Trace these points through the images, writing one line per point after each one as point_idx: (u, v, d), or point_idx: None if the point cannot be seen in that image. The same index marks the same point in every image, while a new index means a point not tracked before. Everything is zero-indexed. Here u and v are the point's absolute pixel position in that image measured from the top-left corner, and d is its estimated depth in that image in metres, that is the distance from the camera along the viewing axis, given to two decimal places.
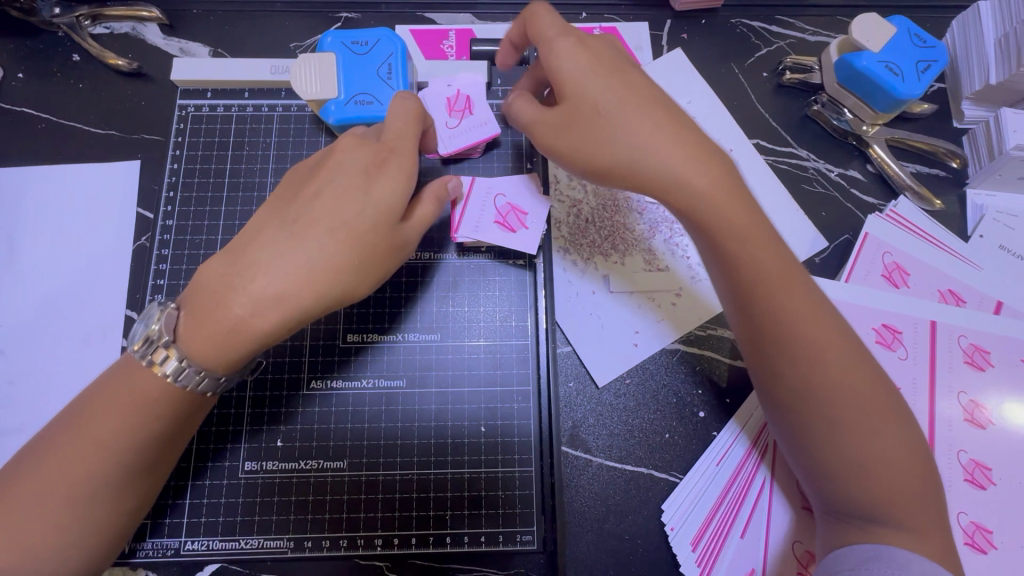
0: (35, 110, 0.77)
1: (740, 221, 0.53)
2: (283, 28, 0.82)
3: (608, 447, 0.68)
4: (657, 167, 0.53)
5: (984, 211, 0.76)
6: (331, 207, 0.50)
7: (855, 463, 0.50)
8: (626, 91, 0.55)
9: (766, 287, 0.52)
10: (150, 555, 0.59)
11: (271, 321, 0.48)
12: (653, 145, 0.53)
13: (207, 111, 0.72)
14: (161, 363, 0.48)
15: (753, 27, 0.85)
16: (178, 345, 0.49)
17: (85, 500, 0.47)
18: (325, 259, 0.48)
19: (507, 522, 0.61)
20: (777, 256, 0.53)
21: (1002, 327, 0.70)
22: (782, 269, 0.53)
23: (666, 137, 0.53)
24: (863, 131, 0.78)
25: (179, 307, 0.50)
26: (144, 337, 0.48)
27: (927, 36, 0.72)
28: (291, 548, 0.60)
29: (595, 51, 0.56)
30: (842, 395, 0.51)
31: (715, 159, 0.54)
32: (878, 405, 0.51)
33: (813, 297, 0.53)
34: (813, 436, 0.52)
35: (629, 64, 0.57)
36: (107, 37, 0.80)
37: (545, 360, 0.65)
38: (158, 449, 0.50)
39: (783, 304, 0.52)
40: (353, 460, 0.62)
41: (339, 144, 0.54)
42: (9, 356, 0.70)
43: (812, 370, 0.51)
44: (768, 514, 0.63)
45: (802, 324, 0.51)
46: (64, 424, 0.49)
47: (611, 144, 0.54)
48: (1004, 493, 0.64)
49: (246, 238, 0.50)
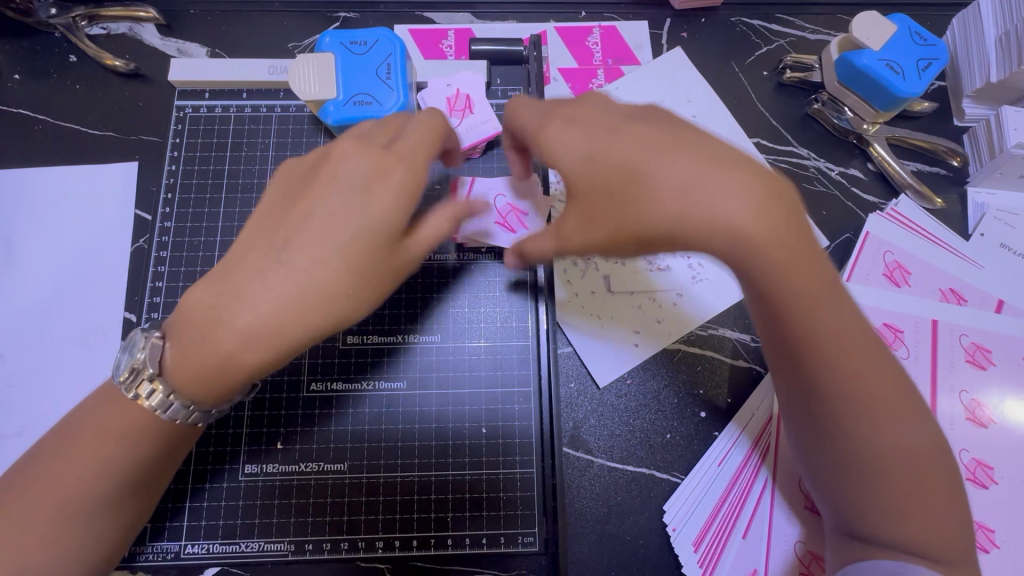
0: (31, 111, 0.77)
1: (797, 265, 0.43)
2: (281, 28, 0.81)
3: (609, 448, 0.67)
4: (703, 228, 0.42)
5: (985, 210, 0.76)
6: (331, 225, 0.46)
7: (897, 510, 0.47)
8: (641, 148, 0.44)
9: (818, 338, 0.44)
10: (150, 559, 0.59)
11: (262, 356, 0.44)
12: (696, 203, 0.42)
13: (205, 112, 0.72)
14: (146, 397, 0.46)
15: (753, 26, 0.84)
16: (164, 378, 0.46)
17: (80, 526, 0.46)
18: (316, 289, 0.45)
19: (508, 523, 0.61)
20: (834, 295, 0.45)
21: (1003, 325, 0.70)
22: (828, 294, 0.45)
23: (708, 189, 0.42)
24: (863, 129, 0.78)
25: (163, 336, 0.47)
26: (127, 371, 0.46)
27: (928, 35, 0.71)
28: (291, 551, 0.60)
29: (587, 120, 0.47)
30: (887, 444, 0.46)
31: (774, 190, 0.42)
32: (923, 448, 0.47)
33: (868, 341, 0.46)
34: (847, 470, 0.48)
35: (631, 115, 0.47)
36: (104, 38, 0.79)
37: (546, 361, 0.65)
38: (154, 467, 0.49)
39: (827, 335, 0.45)
40: (354, 462, 0.62)
41: (341, 149, 0.49)
42: (7, 360, 0.70)
43: (852, 415, 0.46)
44: (769, 514, 0.63)
45: (850, 365, 0.45)
46: (51, 451, 0.47)
47: (645, 218, 0.43)
48: (1007, 492, 0.64)
49: (232, 260, 0.46)
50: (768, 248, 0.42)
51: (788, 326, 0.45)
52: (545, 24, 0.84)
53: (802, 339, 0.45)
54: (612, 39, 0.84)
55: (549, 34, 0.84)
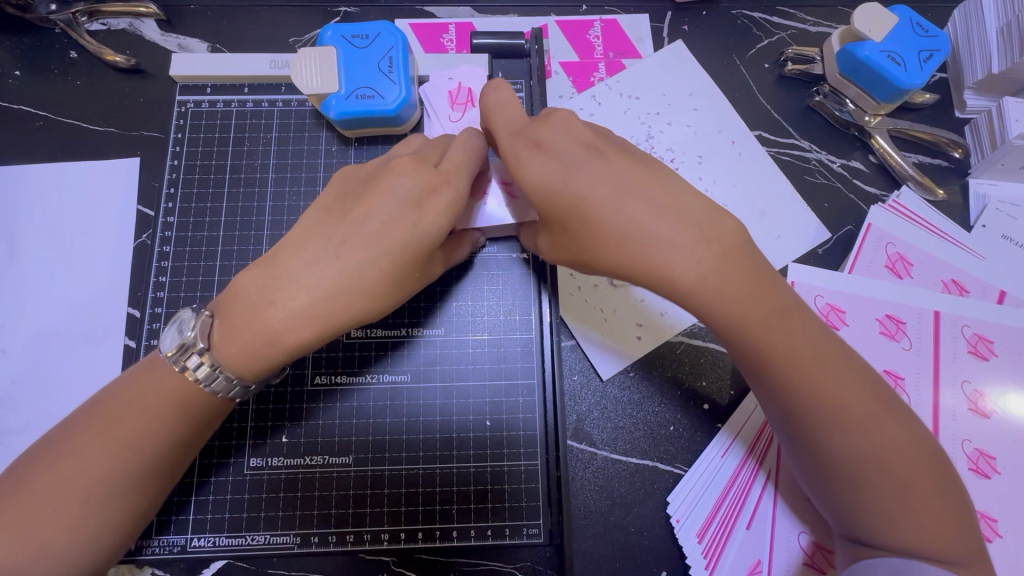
0: (33, 107, 0.77)
1: (749, 294, 0.48)
2: (282, 22, 0.81)
3: (612, 440, 0.68)
4: (655, 259, 0.48)
5: (987, 201, 0.76)
6: (374, 230, 0.48)
7: (888, 513, 0.48)
8: (598, 183, 0.49)
9: (770, 349, 0.49)
10: (157, 552, 0.59)
11: (308, 335, 0.47)
12: (649, 237, 0.48)
13: (207, 107, 0.72)
14: (193, 369, 0.49)
15: (754, 18, 0.84)
16: (212, 353, 0.48)
17: (96, 508, 0.47)
18: (363, 282, 0.47)
19: (513, 515, 0.61)
20: (786, 318, 0.49)
21: (1006, 316, 0.70)
22: (778, 309, 0.49)
23: (659, 223, 0.48)
24: (865, 121, 0.78)
25: (213, 315, 0.49)
26: (179, 343, 0.49)
27: (929, 26, 0.71)
28: (296, 544, 0.60)
29: (553, 148, 0.51)
30: (864, 450, 0.48)
31: (716, 225, 0.49)
32: (903, 448, 0.48)
33: (827, 356, 0.49)
34: (826, 470, 0.50)
35: (593, 145, 0.51)
36: (104, 33, 0.79)
37: (549, 355, 0.65)
38: (173, 456, 0.50)
39: (782, 345, 0.49)
40: (359, 455, 0.62)
41: (396, 164, 0.51)
42: (12, 356, 0.70)
43: (820, 417, 0.49)
44: (773, 505, 0.63)
45: (805, 370, 0.49)
46: (73, 430, 0.48)
47: (605, 249, 0.49)
48: (1009, 482, 0.64)
49: (286, 245, 0.48)
50: (715, 275, 0.48)
51: (750, 347, 0.50)
52: (545, 19, 0.84)
53: (764, 361, 0.49)
54: (613, 33, 0.84)
55: (550, 27, 0.84)
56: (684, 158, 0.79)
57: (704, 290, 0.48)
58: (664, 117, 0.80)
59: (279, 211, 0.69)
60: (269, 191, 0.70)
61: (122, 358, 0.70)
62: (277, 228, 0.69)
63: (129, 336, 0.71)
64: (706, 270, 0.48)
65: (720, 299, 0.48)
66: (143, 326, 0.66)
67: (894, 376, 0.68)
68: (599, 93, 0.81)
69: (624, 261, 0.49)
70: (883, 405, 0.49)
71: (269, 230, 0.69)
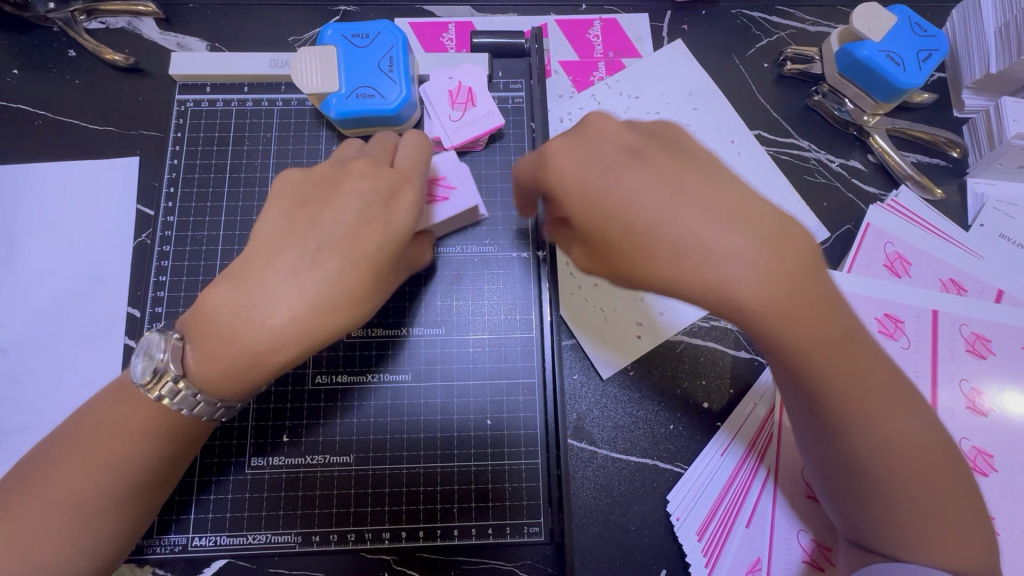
0: (31, 106, 0.76)
1: (815, 310, 0.45)
2: (281, 21, 0.81)
3: (612, 439, 0.68)
4: (712, 273, 0.44)
5: (985, 201, 0.77)
6: (362, 240, 0.48)
7: (921, 531, 0.48)
8: (647, 189, 0.46)
9: (819, 365, 0.46)
10: (158, 552, 0.59)
11: (291, 354, 0.47)
12: (702, 247, 0.44)
13: (207, 106, 0.72)
14: (170, 397, 0.48)
15: (753, 18, 0.84)
16: (189, 377, 0.47)
17: (89, 517, 0.47)
18: (343, 293, 0.47)
19: (514, 514, 0.61)
20: (845, 333, 0.47)
21: (1003, 315, 0.70)
22: (833, 321, 0.46)
23: (711, 232, 0.44)
24: (864, 121, 0.78)
25: (182, 338, 0.48)
26: (151, 370, 0.47)
27: (927, 26, 0.72)
28: (298, 543, 0.60)
29: (591, 154, 0.49)
30: (908, 470, 0.47)
31: (776, 236, 0.44)
32: (941, 468, 0.48)
33: (879, 374, 0.48)
34: (856, 483, 0.49)
35: (633, 149, 0.49)
36: (103, 32, 0.79)
37: (550, 354, 0.65)
38: (167, 462, 0.50)
39: (832, 360, 0.46)
40: (359, 454, 0.62)
41: (353, 167, 0.52)
42: (12, 355, 0.70)
43: (861, 433, 0.47)
44: (772, 501, 0.64)
45: (849, 386, 0.47)
46: (69, 440, 0.48)
47: (654, 259, 0.45)
48: (1007, 480, 0.65)
49: (259, 258, 0.47)
50: (780, 288, 0.44)
51: (798, 362, 0.46)
52: (545, 18, 0.84)
53: (822, 382, 0.47)
54: (613, 32, 0.84)
55: (549, 26, 0.84)
56: None
57: (769, 306, 0.44)
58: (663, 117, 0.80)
59: None
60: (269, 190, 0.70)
61: (123, 357, 0.70)
62: None
63: (129, 335, 0.71)
64: (769, 280, 0.44)
65: (782, 314, 0.44)
66: (143, 325, 0.65)
67: None
68: (599, 92, 0.81)
69: (670, 274, 0.45)
70: (927, 425, 0.48)
71: None
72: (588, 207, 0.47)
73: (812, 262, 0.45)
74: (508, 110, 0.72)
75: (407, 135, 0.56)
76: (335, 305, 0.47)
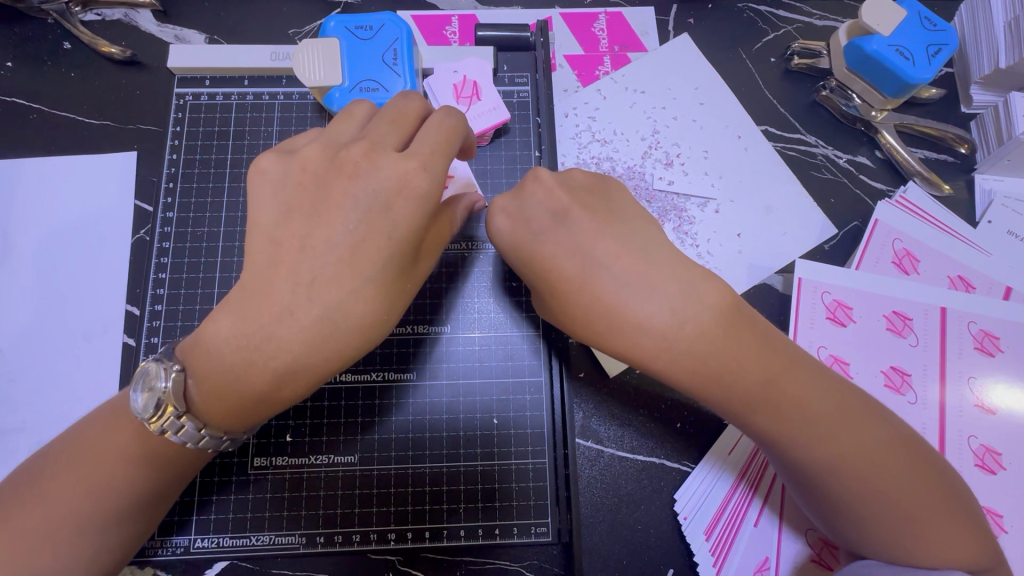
0: (26, 99, 0.75)
1: (730, 350, 0.47)
2: (281, 13, 0.79)
3: (619, 437, 0.67)
4: (631, 331, 0.47)
5: (992, 197, 0.76)
6: (365, 240, 0.47)
7: (895, 538, 0.48)
8: (564, 254, 0.49)
9: (758, 407, 0.48)
10: (162, 554, 0.59)
11: (299, 389, 0.47)
12: (614, 314, 0.47)
13: (206, 100, 0.70)
14: (174, 430, 0.46)
15: (760, 11, 0.83)
16: (195, 411, 0.46)
17: (86, 532, 0.46)
18: (352, 293, 0.46)
19: (520, 514, 0.61)
20: (775, 368, 0.48)
21: (1012, 312, 0.70)
22: (764, 364, 0.48)
23: (622, 300, 0.47)
24: (872, 117, 0.77)
25: (183, 369, 0.46)
26: (154, 405, 0.45)
27: (937, 20, 0.71)
28: (302, 544, 0.59)
29: (524, 214, 0.51)
30: (861, 484, 0.47)
31: (691, 289, 0.47)
32: (902, 474, 0.47)
33: (810, 402, 0.48)
34: (830, 508, 0.49)
35: (558, 212, 0.50)
36: (98, 24, 0.77)
37: (557, 353, 0.64)
38: (165, 472, 0.48)
39: (770, 401, 0.48)
40: (364, 454, 0.61)
41: (353, 156, 0.48)
42: (8, 356, 0.69)
43: (816, 465, 0.48)
44: (782, 497, 0.63)
45: (797, 423, 0.47)
46: (68, 449, 0.48)
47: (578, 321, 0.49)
48: (1015, 478, 0.65)
49: (262, 259, 0.46)
50: (684, 336, 0.47)
51: (736, 408, 0.49)
52: (550, 11, 0.83)
53: (751, 416, 0.48)
54: (618, 26, 0.83)
55: (554, 20, 0.82)
56: (690, 154, 0.78)
57: (683, 352, 0.47)
58: (670, 113, 0.79)
59: None
60: None
61: (123, 356, 0.69)
62: None
63: (128, 333, 0.70)
64: (672, 331, 0.47)
65: (697, 360, 0.47)
66: (143, 323, 0.64)
67: (901, 372, 0.68)
68: (604, 87, 0.80)
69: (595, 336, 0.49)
70: (877, 436, 0.48)
71: None
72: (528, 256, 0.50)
73: (722, 303, 0.48)
74: (513, 104, 0.71)
75: (436, 112, 0.51)
76: (340, 308, 0.46)
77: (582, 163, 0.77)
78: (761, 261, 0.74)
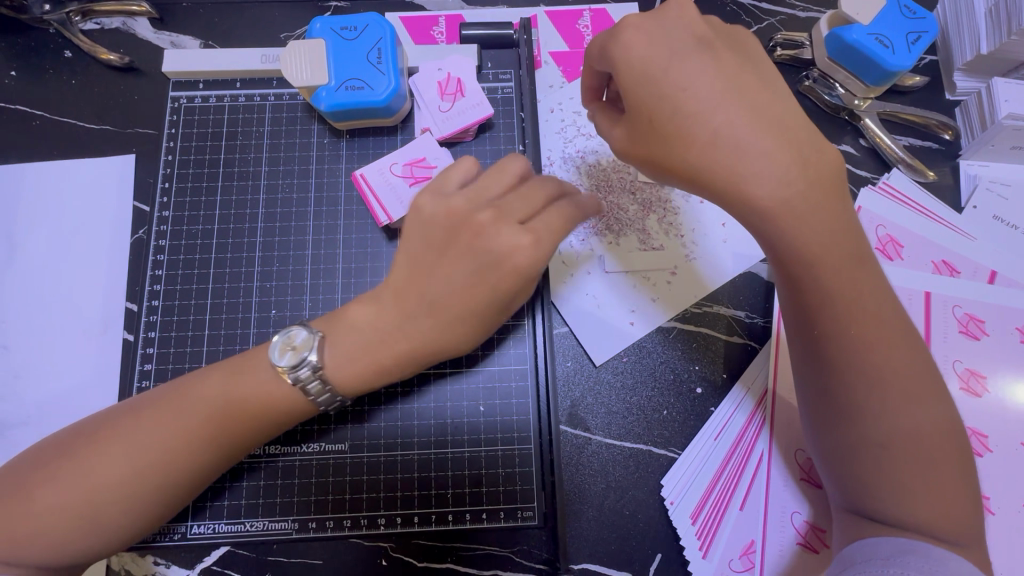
0: (28, 107, 0.78)
1: (831, 240, 0.48)
2: (273, 18, 0.82)
3: (607, 425, 0.68)
4: (739, 166, 0.47)
5: (978, 182, 0.76)
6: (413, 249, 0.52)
7: (901, 471, 0.48)
8: (701, 79, 0.47)
9: (825, 286, 0.48)
10: (161, 540, 0.61)
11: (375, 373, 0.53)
12: (738, 145, 0.47)
13: (200, 102, 0.73)
14: (305, 383, 0.52)
15: (742, 5, 0.85)
16: (323, 371, 0.52)
17: (85, 521, 0.48)
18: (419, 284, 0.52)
19: (508, 499, 0.62)
20: (851, 256, 0.49)
21: (997, 296, 0.70)
22: (840, 245, 0.48)
23: (739, 131, 0.47)
24: (855, 105, 0.78)
25: (323, 335, 0.53)
26: (296, 360, 0.51)
27: (916, 8, 0.71)
28: (295, 529, 0.61)
29: (663, 33, 0.48)
30: (896, 414, 0.48)
31: (809, 152, 0.47)
32: (934, 432, 0.48)
33: (887, 324, 0.49)
34: (854, 420, 0.49)
35: (703, 40, 0.49)
36: (98, 33, 0.80)
37: (541, 339, 0.66)
38: (170, 476, 0.50)
39: (835, 282, 0.48)
40: (354, 442, 0.63)
41: None
42: (13, 352, 0.71)
43: (856, 360, 0.48)
44: (766, 484, 0.65)
45: (851, 318, 0.48)
46: (83, 441, 0.50)
47: (688, 145, 0.47)
48: (1001, 460, 0.65)
49: None
50: (798, 200, 0.47)
51: (803, 274, 0.49)
52: (535, 9, 0.85)
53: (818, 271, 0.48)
54: (603, 22, 0.84)
55: (539, 17, 0.84)
56: None
57: (783, 219, 0.47)
58: None
59: (273, 203, 0.70)
60: (262, 184, 0.71)
61: (123, 352, 0.71)
62: (271, 221, 0.70)
63: (127, 330, 0.72)
64: (793, 192, 0.47)
65: (796, 225, 0.47)
66: (140, 318, 0.66)
67: None
68: None
69: (697, 164, 0.47)
70: (921, 372, 0.49)
71: (263, 222, 0.70)
72: (631, 93, 0.48)
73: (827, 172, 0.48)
74: (497, 100, 0.73)
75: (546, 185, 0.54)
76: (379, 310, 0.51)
77: (568, 158, 0.77)
78: (746, 249, 0.73)
